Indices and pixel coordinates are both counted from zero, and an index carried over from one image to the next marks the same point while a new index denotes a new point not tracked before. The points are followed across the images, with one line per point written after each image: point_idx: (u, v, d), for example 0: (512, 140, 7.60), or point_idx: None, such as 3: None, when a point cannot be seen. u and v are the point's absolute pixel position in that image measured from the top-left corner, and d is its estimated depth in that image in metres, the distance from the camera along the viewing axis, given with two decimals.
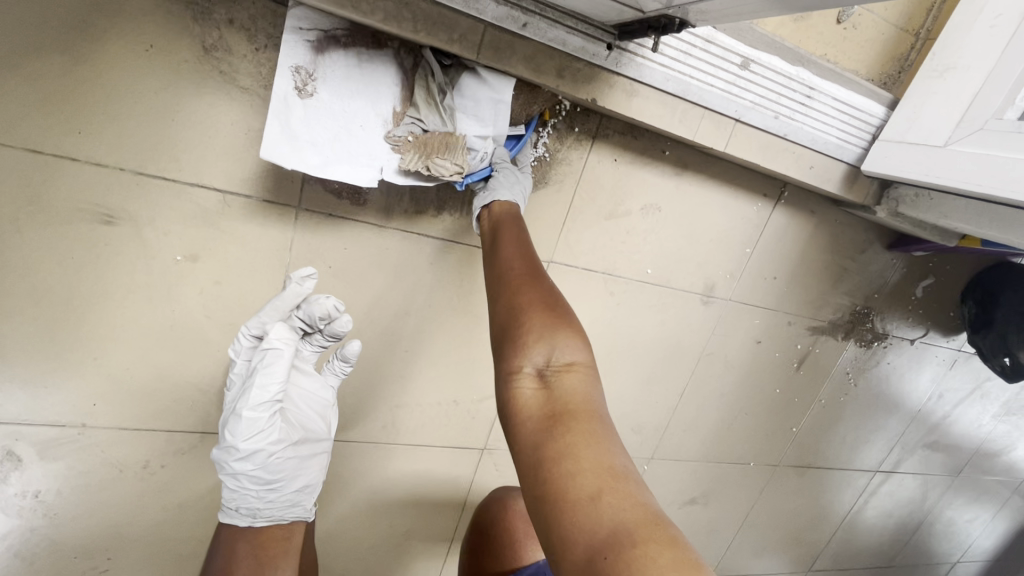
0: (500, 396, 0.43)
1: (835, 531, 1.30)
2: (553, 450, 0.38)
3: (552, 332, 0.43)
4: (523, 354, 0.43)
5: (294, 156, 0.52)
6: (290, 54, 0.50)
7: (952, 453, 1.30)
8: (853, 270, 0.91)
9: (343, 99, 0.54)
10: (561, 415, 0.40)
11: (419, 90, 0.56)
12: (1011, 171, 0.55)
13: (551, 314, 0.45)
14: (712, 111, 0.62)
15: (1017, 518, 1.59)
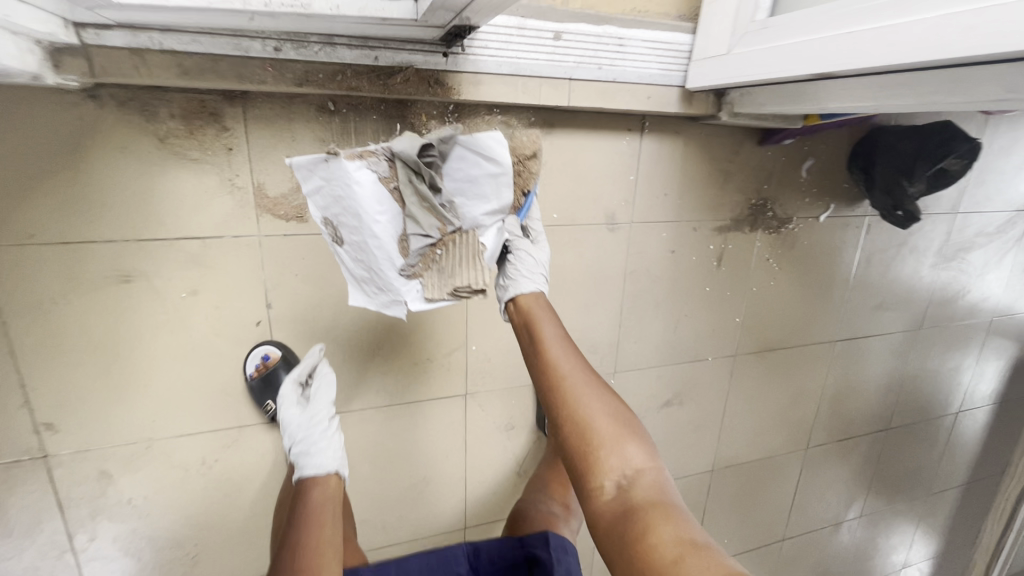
0: (590, 502, 0.67)
1: (821, 405, 1.43)
2: (645, 521, 0.61)
3: (620, 445, 0.67)
4: (603, 460, 0.66)
5: (364, 293, 0.76)
6: (318, 211, 0.70)
7: (906, 309, 1.42)
8: (735, 170, 1.06)
9: (355, 235, 0.69)
10: (635, 504, 0.63)
11: (413, 196, 0.68)
12: (767, 56, 0.74)
13: (612, 423, 0.69)
14: (547, 77, 0.79)
15: (1002, 356, 1.69)
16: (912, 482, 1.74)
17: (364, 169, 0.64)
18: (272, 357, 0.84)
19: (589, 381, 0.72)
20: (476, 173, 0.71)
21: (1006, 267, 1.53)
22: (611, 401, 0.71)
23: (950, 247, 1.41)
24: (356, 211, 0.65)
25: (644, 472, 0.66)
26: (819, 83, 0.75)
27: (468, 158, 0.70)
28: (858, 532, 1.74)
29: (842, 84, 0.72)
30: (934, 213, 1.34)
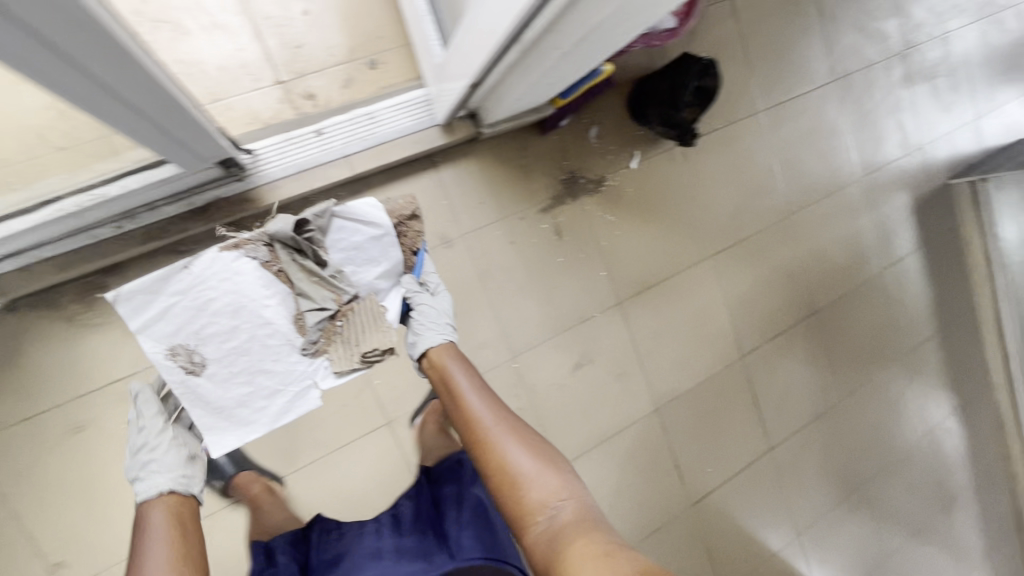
0: (526, 535, 0.78)
1: (733, 314, 1.55)
2: (567, 540, 0.73)
3: (543, 479, 0.80)
4: (529, 497, 0.79)
5: (241, 408, 0.92)
6: (163, 347, 0.87)
7: (764, 205, 1.58)
8: (532, 161, 1.29)
9: (219, 343, 0.89)
10: (564, 525, 0.76)
11: (303, 266, 0.94)
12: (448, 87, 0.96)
13: (533, 461, 0.82)
14: (326, 162, 1.04)
15: (895, 207, 1.80)
16: (875, 349, 1.80)
17: (243, 258, 0.90)
18: None
19: (507, 431, 0.85)
20: (358, 241, 0.95)
21: (840, 135, 1.69)
22: (528, 440, 0.85)
23: (775, 139, 1.58)
24: (234, 304, 0.89)
25: (565, 495, 0.79)
26: (496, 91, 0.96)
27: (350, 227, 0.95)
28: (851, 415, 1.77)
29: (511, 90, 0.93)
30: (740, 119, 1.52)
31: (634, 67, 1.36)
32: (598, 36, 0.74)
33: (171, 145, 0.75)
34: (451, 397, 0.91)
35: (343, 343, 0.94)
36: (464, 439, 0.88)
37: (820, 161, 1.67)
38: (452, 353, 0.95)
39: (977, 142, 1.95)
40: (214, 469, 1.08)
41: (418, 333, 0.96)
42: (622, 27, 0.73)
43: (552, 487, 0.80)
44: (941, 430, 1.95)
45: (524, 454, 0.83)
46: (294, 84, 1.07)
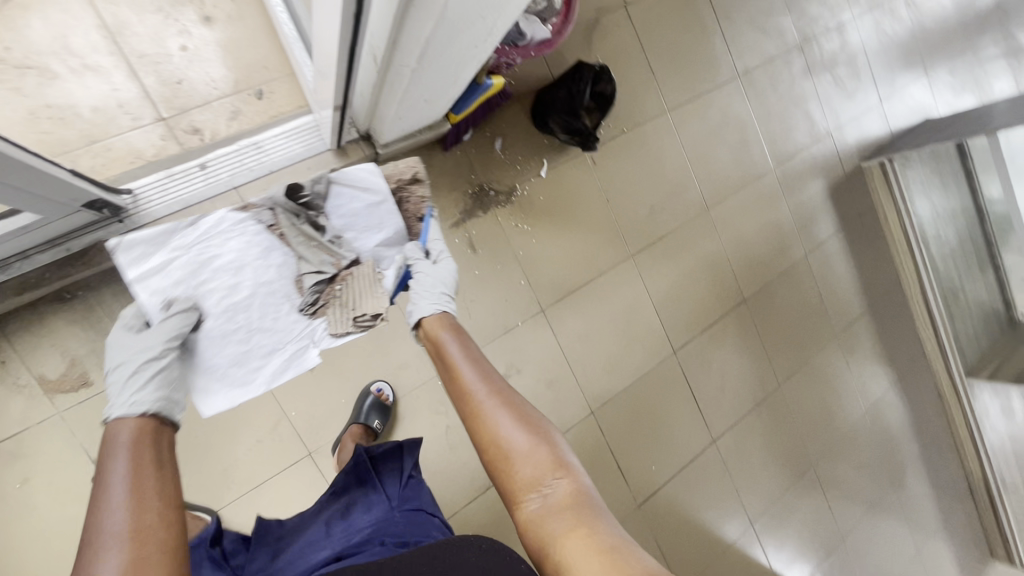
0: (513, 516, 0.67)
1: (661, 310, 1.57)
2: (561, 532, 0.61)
3: (538, 458, 0.67)
4: (519, 475, 0.67)
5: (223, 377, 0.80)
6: (148, 294, 0.76)
7: (682, 201, 1.61)
8: (438, 177, 1.29)
9: (212, 300, 0.78)
10: (560, 508, 0.63)
11: (301, 233, 0.86)
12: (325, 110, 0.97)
13: (535, 438, 0.69)
14: (214, 195, 1.02)
15: (813, 192, 1.86)
16: (810, 332, 1.83)
17: (246, 221, 0.81)
18: None
19: (499, 400, 0.73)
20: (360, 206, 0.89)
21: (750, 128, 1.74)
22: (531, 412, 0.72)
23: (685, 136, 1.62)
24: (235, 258, 0.79)
25: (568, 480, 0.66)
26: (376, 112, 0.96)
27: (353, 193, 0.87)
28: (793, 398, 1.80)
29: (389, 110, 0.92)
30: (647, 120, 1.56)
31: (533, 78, 1.39)
32: (443, 44, 0.72)
33: (19, 201, 0.76)
34: (444, 361, 0.79)
35: (339, 308, 0.86)
36: (456, 408, 0.76)
37: (734, 153, 1.71)
38: (449, 322, 0.83)
39: (884, 125, 2.04)
40: None
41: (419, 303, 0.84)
42: (466, 33, 0.72)
43: (552, 468, 0.67)
44: (883, 404, 1.99)
45: (522, 428, 0.70)
46: (177, 120, 1.06)
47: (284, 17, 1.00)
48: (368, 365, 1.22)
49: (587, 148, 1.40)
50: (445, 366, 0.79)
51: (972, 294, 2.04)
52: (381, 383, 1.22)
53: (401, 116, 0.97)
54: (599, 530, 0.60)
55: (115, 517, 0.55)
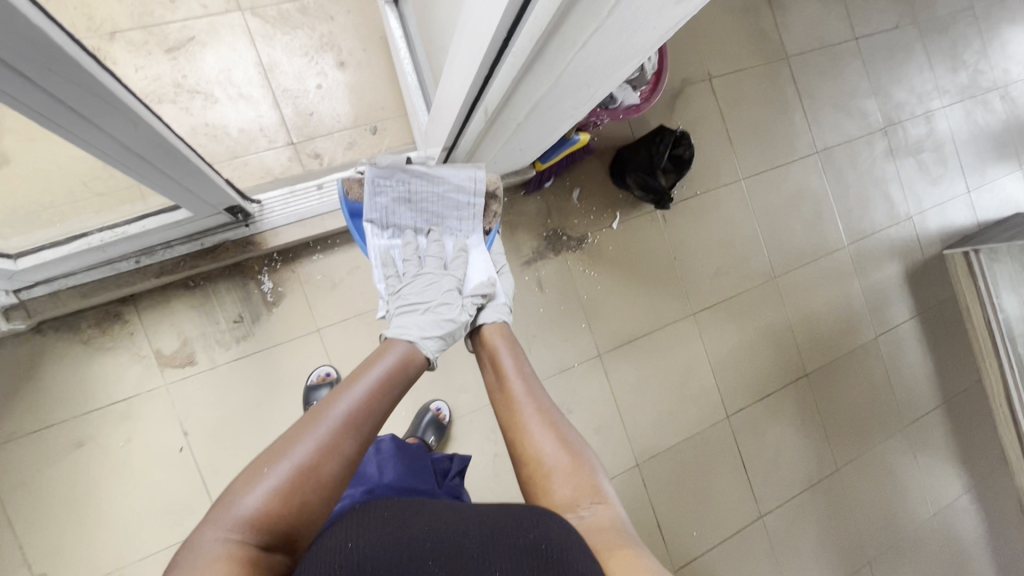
0: None
1: (719, 373, 1.56)
2: (600, 544, 0.60)
3: (574, 476, 0.72)
4: (555, 491, 0.71)
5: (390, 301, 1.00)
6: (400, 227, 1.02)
7: (750, 265, 1.63)
8: (517, 218, 1.40)
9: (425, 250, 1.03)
10: (591, 524, 0.64)
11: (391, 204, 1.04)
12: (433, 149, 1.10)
13: (576, 459, 0.75)
14: (325, 211, 1.17)
15: (890, 273, 1.81)
16: (875, 418, 1.75)
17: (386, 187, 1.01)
18: None
19: (541, 421, 0.81)
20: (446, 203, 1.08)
21: (825, 203, 1.75)
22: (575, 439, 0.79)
23: (758, 204, 1.66)
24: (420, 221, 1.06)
25: (604, 503, 0.68)
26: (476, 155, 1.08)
27: (456, 195, 1.03)
28: (852, 487, 1.70)
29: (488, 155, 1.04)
30: (721, 185, 1.61)
31: (615, 138, 1.49)
32: (549, 105, 0.82)
33: (176, 192, 0.88)
34: (501, 382, 0.91)
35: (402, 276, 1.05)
36: (503, 427, 0.85)
37: (806, 226, 1.72)
38: (512, 349, 0.96)
39: (972, 214, 1.97)
40: None
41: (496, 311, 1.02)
42: (570, 98, 0.82)
43: (591, 488, 0.70)
44: (955, 511, 1.84)
45: (565, 451, 0.76)
46: (304, 145, 1.23)
47: (407, 67, 1.15)
48: (430, 383, 1.30)
49: (662, 206, 1.47)
50: (501, 387, 0.90)
51: None
52: (439, 402, 1.29)
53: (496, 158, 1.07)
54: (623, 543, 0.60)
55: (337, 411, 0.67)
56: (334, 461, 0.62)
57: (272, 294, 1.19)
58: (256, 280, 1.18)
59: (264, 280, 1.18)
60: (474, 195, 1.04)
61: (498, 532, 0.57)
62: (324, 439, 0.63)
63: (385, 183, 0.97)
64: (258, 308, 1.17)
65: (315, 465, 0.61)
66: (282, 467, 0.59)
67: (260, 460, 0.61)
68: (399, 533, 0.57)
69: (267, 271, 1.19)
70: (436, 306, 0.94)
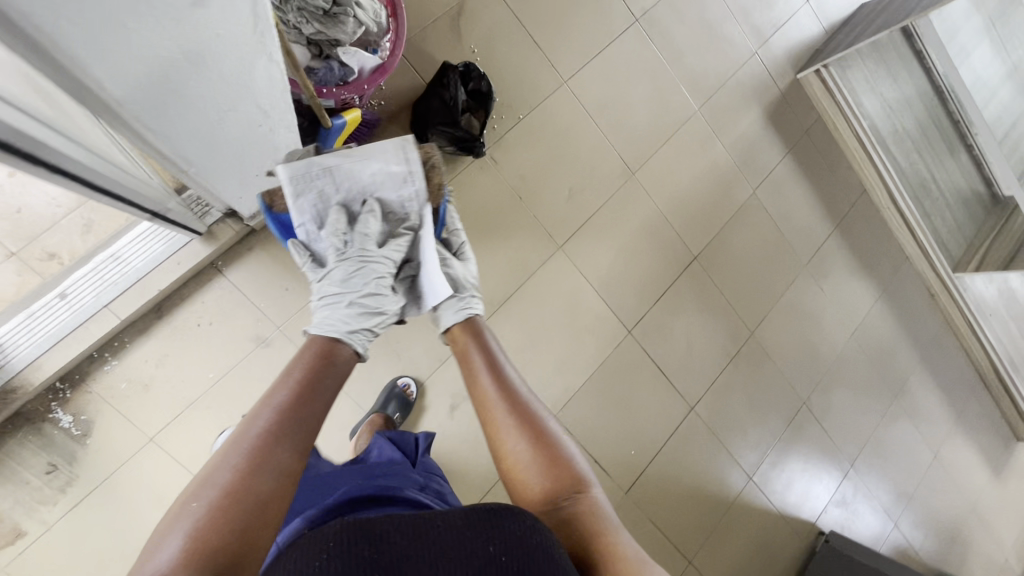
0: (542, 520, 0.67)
1: (606, 295, 1.49)
2: (607, 542, 0.62)
3: (556, 469, 0.69)
4: (536, 488, 0.69)
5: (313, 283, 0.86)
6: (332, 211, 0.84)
7: (606, 172, 1.50)
8: None
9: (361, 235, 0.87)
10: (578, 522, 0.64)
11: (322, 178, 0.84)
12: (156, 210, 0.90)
13: (556, 457, 0.71)
14: (84, 320, 0.99)
15: (752, 119, 1.70)
16: (775, 271, 1.73)
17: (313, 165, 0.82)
18: None
19: (510, 410, 0.76)
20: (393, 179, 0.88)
21: (667, 70, 1.58)
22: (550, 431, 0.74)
23: (594, 101, 1.48)
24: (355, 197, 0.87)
25: (587, 503, 0.66)
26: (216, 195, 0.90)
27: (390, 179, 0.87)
28: (770, 343, 1.72)
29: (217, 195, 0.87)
30: (545, 96, 1.43)
31: (404, 94, 1.29)
32: (201, 142, 0.63)
33: None
34: (469, 374, 0.84)
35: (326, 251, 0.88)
36: (475, 410, 0.80)
37: (654, 102, 1.56)
38: (471, 334, 0.88)
39: (820, 22, 1.83)
40: None
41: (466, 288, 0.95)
42: (231, 129, 0.64)
43: (574, 489, 0.68)
44: (870, 320, 1.90)
45: (540, 449, 0.72)
46: (30, 251, 1.02)
47: None
48: None
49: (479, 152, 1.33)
50: (468, 378, 0.83)
51: (944, 184, 1.90)
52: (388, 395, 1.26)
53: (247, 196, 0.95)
54: (620, 544, 0.62)
55: (255, 429, 0.60)
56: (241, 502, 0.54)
57: (77, 427, 1.03)
58: (51, 420, 1.02)
59: (61, 416, 1.03)
60: (411, 170, 0.86)
61: (465, 544, 0.49)
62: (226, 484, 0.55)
63: (304, 183, 0.80)
64: (69, 446, 1.03)
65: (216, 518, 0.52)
66: (187, 530, 0.50)
67: (176, 505, 0.53)
68: (344, 568, 0.46)
69: (57, 406, 1.02)
70: (370, 306, 0.84)
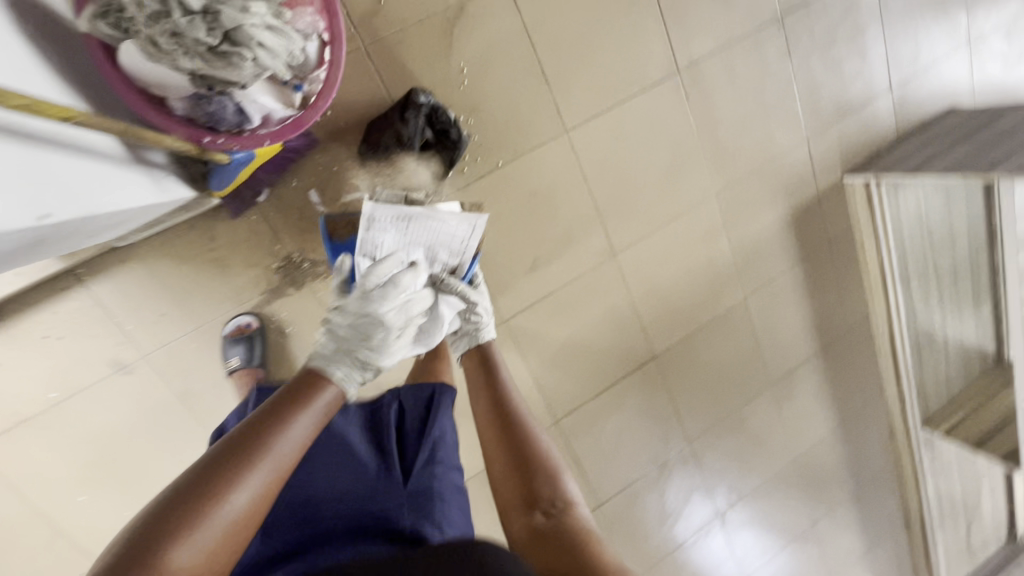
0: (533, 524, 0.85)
1: (542, 378, 1.34)
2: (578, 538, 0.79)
3: (548, 476, 0.90)
4: (527, 499, 0.88)
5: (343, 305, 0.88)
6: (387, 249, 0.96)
7: (582, 246, 1.28)
8: (227, 249, 1.01)
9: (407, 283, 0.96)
10: (561, 524, 0.82)
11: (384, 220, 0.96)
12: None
13: (538, 474, 0.90)
14: None
15: (772, 217, 1.46)
16: (737, 383, 1.58)
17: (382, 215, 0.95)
18: (249, 324, 1.04)
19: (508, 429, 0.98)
20: (449, 234, 1.01)
21: (692, 140, 1.31)
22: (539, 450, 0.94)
23: (594, 162, 1.23)
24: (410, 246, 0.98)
25: (568, 508, 0.85)
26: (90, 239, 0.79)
27: (448, 238, 1.00)
28: (704, 453, 1.61)
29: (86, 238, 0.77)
30: (537, 146, 1.17)
31: (360, 107, 1.03)
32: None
33: None
34: (477, 400, 1.05)
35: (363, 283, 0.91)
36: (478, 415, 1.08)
37: (664, 176, 1.31)
38: (481, 367, 1.09)
39: (898, 117, 1.52)
40: (244, 350, 1.03)
41: (481, 317, 1.08)
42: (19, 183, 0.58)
43: (553, 496, 0.87)
44: (819, 448, 1.79)
45: (528, 467, 0.91)
46: None
47: None
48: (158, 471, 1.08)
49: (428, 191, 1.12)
50: (478, 401, 1.05)
51: (954, 334, 1.70)
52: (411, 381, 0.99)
53: (151, 209, 0.84)
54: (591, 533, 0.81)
55: (237, 437, 0.61)
56: (244, 497, 0.58)
57: None
58: None
59: None
60: (468, 237, 1.01)
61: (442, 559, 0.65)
62: (207, 503, 0.56)
63: (378, 221, 0.94)
64: None
65: (219, 512, 0.56)
66: (153, 531, 0.54)
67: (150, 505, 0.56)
68: None
69: None
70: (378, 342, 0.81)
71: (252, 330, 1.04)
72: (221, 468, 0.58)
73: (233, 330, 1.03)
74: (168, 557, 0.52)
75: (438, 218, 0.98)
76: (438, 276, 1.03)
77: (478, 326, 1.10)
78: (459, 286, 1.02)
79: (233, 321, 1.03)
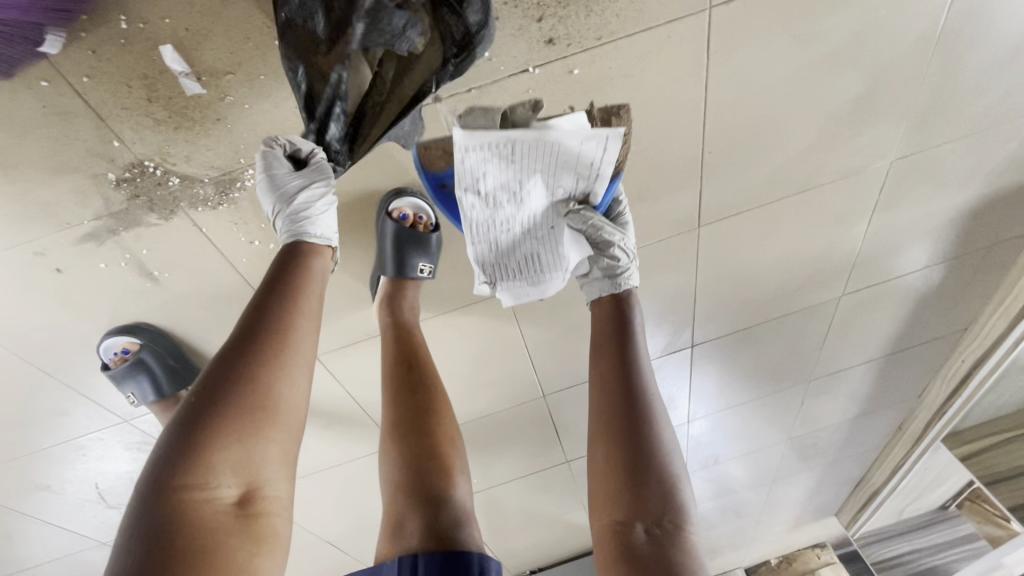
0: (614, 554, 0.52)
1: (541, 356, 0.99)
2: None
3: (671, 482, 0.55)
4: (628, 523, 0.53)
5: (283, 225, 0.58)
6: (491, 186, 0.59)
7: (654, 208, 0.79)
8: (6, 138, 0.52)
9: (515, 227, 0.64)
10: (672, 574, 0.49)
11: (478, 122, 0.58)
12: None
13: (654, 482, 0.54)
14: None
15: (943, 205, 0.95)
16: (771, 375, 1.28)
17: (481, 138, 0.54)
18: (131, 347, 0.72)
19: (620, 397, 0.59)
20: (580, 157, 0.59)
21: (914, 65, 0.71)
22: (660, 455, 0.56)
23: (734, 78, 0.66)
24: (521, 180, 0.59)
25: (682, 547, 0.52)
26: None
27: (572, 162, 0.59)
28: (697, 426, 1.42)
29: None
30: (643, 32, 0.59)
31: None
32: None
33: None
34: (595, 354, 0.64)
35: (279, 186, 0.57)
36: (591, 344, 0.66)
37: (830, 122, 0.75)
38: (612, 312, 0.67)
39: None
40: (136, 384, 0.74)
41: (620, 261, 0.68)
42: None
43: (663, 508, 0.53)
44: (820, 431, 1.61)
45: (644, 474, 0.55)
46: None
47: None
48: None
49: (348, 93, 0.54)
50: (594, 357, 0.64)
51: None
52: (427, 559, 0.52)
53: None
54: None
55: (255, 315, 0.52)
56: (300, 352, 0.52)
57: None
58: None
59: None
60: (603, 160, 0.59)
61: None
62: (250, 377, 0.49)
63: (474, 150, 0.55)
64: None
65: (282, 376, 0.50)
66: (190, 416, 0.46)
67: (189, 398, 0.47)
68: None
69: None
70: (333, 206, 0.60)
71: (136, 357, 0.72)
72: (268, 325, 0.51)
73: (116, 359, 0.73)
74: (259, 422, 0.48)
75: (562, 138, 0.56)
76: (566, 205, 0.65)
77: (619, 274, 0.68)
78: (593, 220, 0.65)
79: (103, 350, 0.72)
